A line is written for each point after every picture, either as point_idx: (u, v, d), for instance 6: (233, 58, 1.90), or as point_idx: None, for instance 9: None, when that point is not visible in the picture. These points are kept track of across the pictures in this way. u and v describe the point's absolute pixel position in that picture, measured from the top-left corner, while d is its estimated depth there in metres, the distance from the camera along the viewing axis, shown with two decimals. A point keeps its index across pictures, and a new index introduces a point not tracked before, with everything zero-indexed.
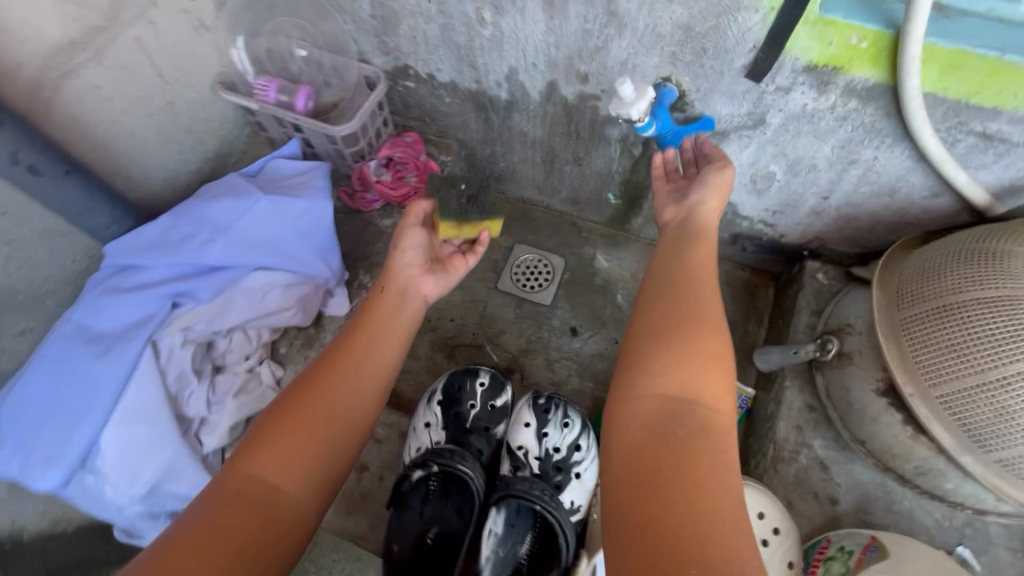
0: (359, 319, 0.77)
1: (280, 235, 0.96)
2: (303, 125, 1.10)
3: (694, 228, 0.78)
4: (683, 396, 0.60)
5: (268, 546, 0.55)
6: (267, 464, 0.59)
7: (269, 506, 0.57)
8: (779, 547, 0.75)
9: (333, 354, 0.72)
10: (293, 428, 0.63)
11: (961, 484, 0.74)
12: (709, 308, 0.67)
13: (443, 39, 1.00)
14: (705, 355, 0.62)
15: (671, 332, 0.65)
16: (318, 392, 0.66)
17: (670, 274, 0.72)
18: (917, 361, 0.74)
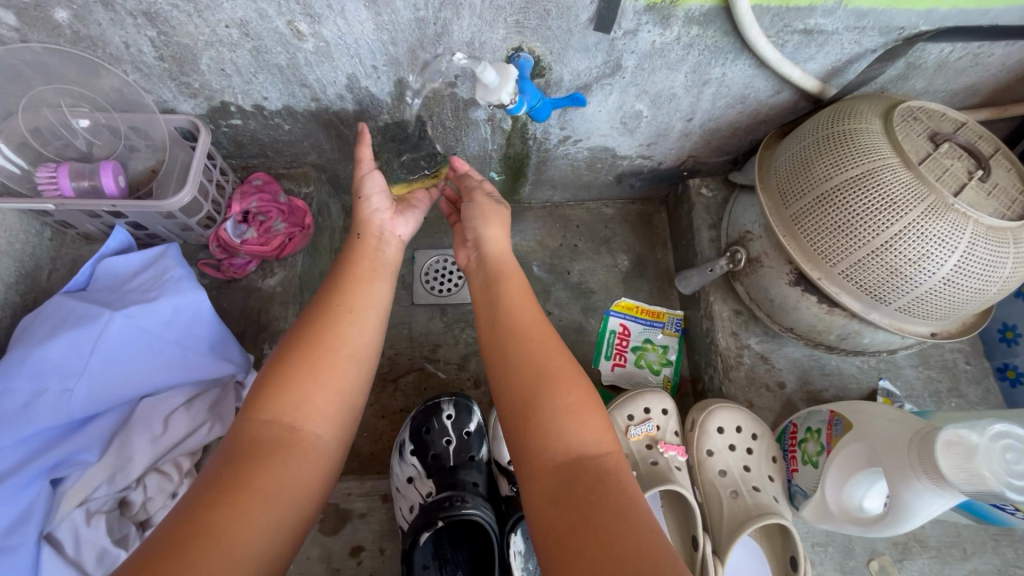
0: (347, 264, 0.79)
1: (155, 348, 0.78)
2: (124, 210, 0.90)
3: (495, 266, 0.80)
4: (576, 447, 0.60)
5: (295, 479, 0.59)
6: (291, 406, 0.63)
7: (290, 443, 0.61)
8: (761, 450, 0.84)
9: (329, 298, 0.74)
10: (308, 363, 0.67)
11: (875, 336, 0.87)
12: (552, 355, 0.68)
13: (257, 64, 0.85)
14: (576, 405, 0.63)
15: (535, 396, 0.64)
16: (328, 327, 0.71)
17: (505, 324, 0.72)
18: (814, 248, 0.83)
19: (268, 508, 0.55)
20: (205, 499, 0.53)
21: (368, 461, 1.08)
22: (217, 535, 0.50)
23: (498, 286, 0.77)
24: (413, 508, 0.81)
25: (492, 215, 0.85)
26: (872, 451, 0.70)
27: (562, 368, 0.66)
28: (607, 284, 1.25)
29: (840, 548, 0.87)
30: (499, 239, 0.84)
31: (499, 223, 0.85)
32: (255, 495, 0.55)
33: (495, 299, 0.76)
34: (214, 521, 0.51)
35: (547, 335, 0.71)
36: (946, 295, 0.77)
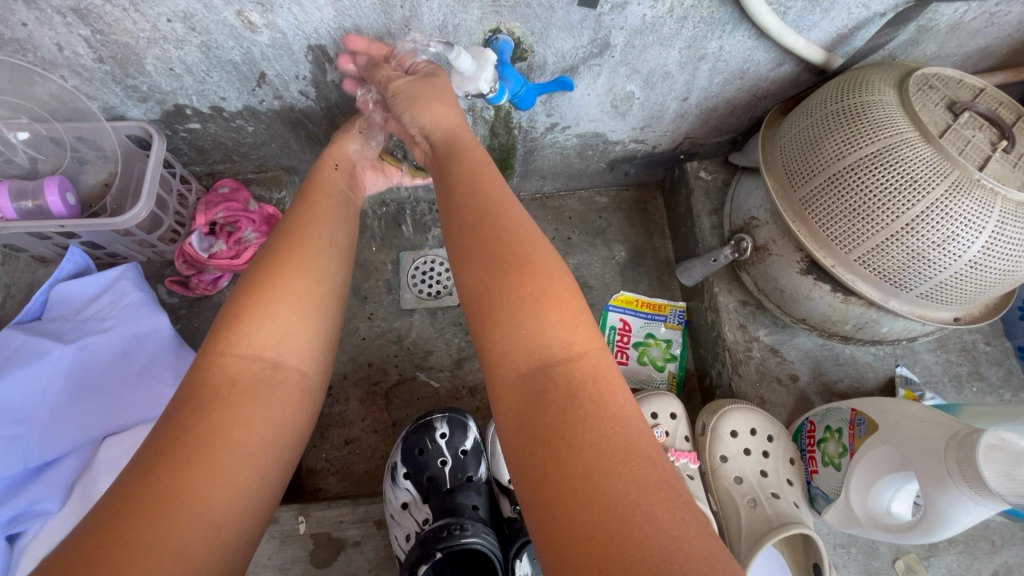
0: (313, 197, 0.73)
1: (115, 379, 0.73)
2: (77, 229, 0.82)
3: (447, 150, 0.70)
4: (545, 344, 0.50)
5: (277, 421, 0.53)
6: (258, 335, 0.55)
7: (270, 384, 0.54)
8: (777, 451, 0.79)
9: (298, 223, 0.66)
10: (263, 286, 0.58)
11: (894, 324, 0.81)
12: (506, 227, 0.58)
13: (210, 62, 0.77)
14: (530, 296, 0.52)
15: (493, 290, 0.54)
16: (288, 246, 0.62)
17: (459, 211, 0.62)
18: (827, 233, 0.77)
19: (250, 457, 0.49)
20: (172, 449, 0.46)
21: (363, 480, 1.02)
22: (193, 495, 0.44)
23: (451, 166, 0.67)
24: (410, 537, 0.75)
25: (427, 98, 0.72)
26: (901, 455, 0.64)
27: (525, 251, 0.55)
28: (605, 277, 1.18)
29: (863, 550, 0.82)
30: (443, 117, 0.72)
31: (442, 100, 0.73)
32: (228, 445, 0.48)
33: (460, 183, 0.64)
34: (185, 477, 0.45)
35: (504, 209, 0.60)
36: (973, 277, 0.71)
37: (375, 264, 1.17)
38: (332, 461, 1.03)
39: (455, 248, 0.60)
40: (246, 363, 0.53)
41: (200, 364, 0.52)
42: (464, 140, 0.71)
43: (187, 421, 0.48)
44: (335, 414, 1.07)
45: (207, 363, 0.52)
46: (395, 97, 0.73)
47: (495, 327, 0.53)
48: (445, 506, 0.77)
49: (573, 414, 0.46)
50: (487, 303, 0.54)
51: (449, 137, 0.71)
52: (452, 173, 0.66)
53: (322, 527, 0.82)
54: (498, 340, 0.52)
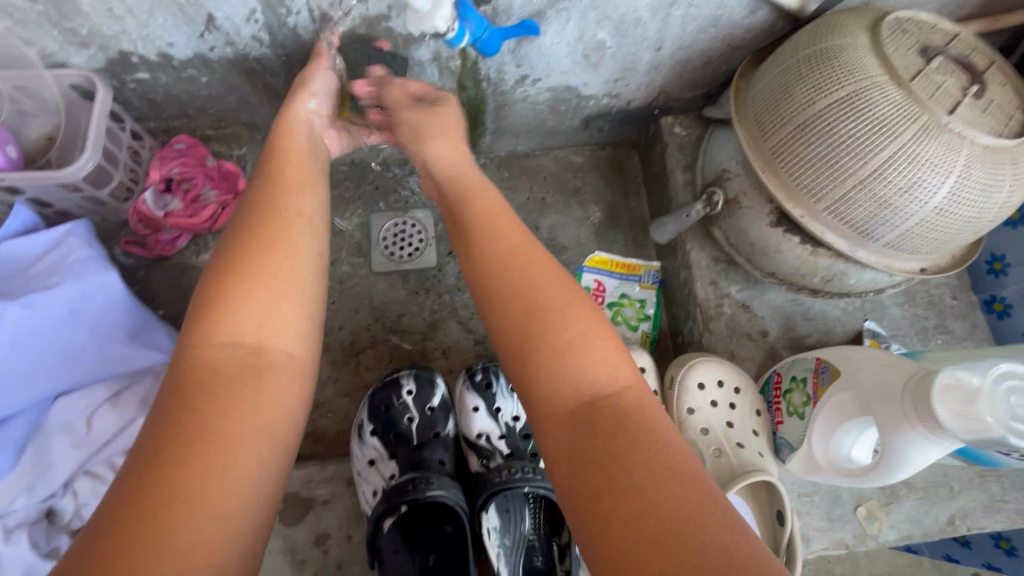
0: (280, 160, 0.67)
1: (65, 338, 0.70)
2: (18, 183, 0.78)
3: (457, 184, 0.73)
4: (595, 380, 0.53)
5: (273, 405, 0.52)
6: (242, 325, 0.54)
7: (257, 369, 0.52)
8: (743, 403, 0.79)
9: (270, 188, 0.63)
10: (253, 271, 0.56)
11: (862, 276, 0.80)
12: (534, 272, 0.60)
13: (151, 2, 0.73)
14: (572, 338, 0.55)
15: (534, 334, 0.56)
16: (271, 228, 0.59)
17: (478, 244, 0.64)
18: (797, 182, 0.75)
19: (249, 445, 0.48)
20: (166, 448, 0.45)
21: (337, 443, 1.02)
22: (192, 494, 0.44)
23: (464, 203, 0.69)
24: (377, 492, 0.76)
25: (434, 128, 0.75)
26: (861, 397, 0.65)
27: (562, 297, 0.58)
28: (580, 238, 1.17)
29: (826, 497, 0.84)
30: (449, 157, 0.76)
31: (450, 138, 0.76)
32: (223, 441, 0.47)
33: (469, 219, 0.67)
34: (177, 470, 0.44)
35: (530, 249, 0.62)
36: (940, 225, 0.71)
37: (344, 226, 1.14)
38: (305, 424, 1.03)
39: (478, 284, 0.62)
40: (228, 353, 0.52)
41: (177, 357, 0.51)
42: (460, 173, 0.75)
43: (175, 416, 0.47)
44: None
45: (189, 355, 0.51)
46: (405, 126, 0.77)
47: (538, 367, 0.55)
48: (412, 461, 0.77)
49: (623, 446, 0.49)
50: (526, 345, 0.56)
51: (454, 173, 0.75)
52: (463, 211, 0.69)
53: (290, 486, 0.82)
54: (543, 376, 0.54)
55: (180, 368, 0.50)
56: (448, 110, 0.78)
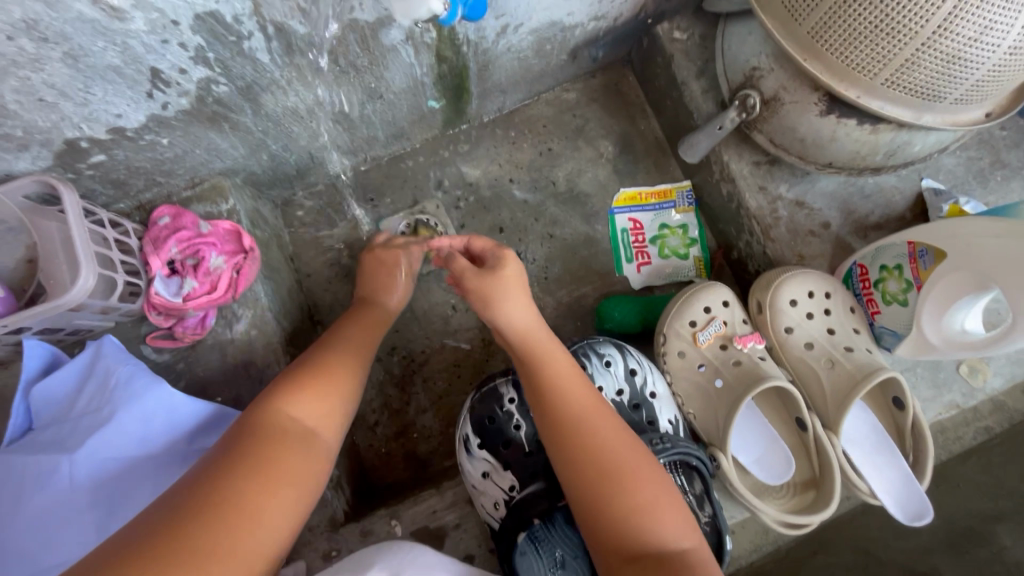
0: (364, 313, 0.80)
1: (147, 469, 0.66)
2: (25, 322, 0.70)
3: (523, 344, 0.69)
4: (657, 539, 0.54)
5: (312, 474, 0.57)
6: (317, 413, 0.62)
7: (308, 444, 0.59)
8: (837, 305, 0.79)
9: (338, 332, 0.74)
10: (331, 382, 0.65)
11: (927, 140, 0.75)
12: (608, 436, 0.61)
13: (84, 75, 0.61)
14: (643, 501, 0.56)
15: (608, 484, 0.57)
16: (346, 357, 0.69)
17: (551, 408, 0.63)
18: (847, 61, 0.69)
19: (289, 494, 0.54)
20: (242, 475, 0.52)
21: (433, 460, 1.00)
22: (256, 516, 0.51)
23: (536, 360, 0.67)
24: (498, 503, 0.75)
25: (501, 297, 0.72)
26: (976, 273, 0.63)
27: (630, 457, 0.59)
28: (600, 179, 1.10)
29: (928, 366, 0.86)
30: (519, 310, 0.71)
31: (516, 296, 0.72)
32: (286, 481, 0.54)
33: (545, 380, 0.65)
34: (249, 502, 0.51)
35: (597, 409, 0.63)
36: (1012, 63, 0.65)
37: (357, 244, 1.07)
38: (394, 452, 1.00)
39: (562, 466, 0.60)
40: (293, 425, 0.59)
41: (260, 414, 0.58)
42: (528, 328, 0.70)
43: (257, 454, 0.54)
44: (379, 408, 1.02)
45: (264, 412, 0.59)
46: (472, 299, 0.75)
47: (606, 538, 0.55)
48: (527, 471, 0.78)
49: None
50: (603, 489, 0.57)
51: (522, 330, 0.70)
52: (531, 367, 0.67)
53: (419, 523, 0.81)
54: (607, 526, 0.56)
55: (255, 423, 0.57)
56: (509, 269, 0.74)
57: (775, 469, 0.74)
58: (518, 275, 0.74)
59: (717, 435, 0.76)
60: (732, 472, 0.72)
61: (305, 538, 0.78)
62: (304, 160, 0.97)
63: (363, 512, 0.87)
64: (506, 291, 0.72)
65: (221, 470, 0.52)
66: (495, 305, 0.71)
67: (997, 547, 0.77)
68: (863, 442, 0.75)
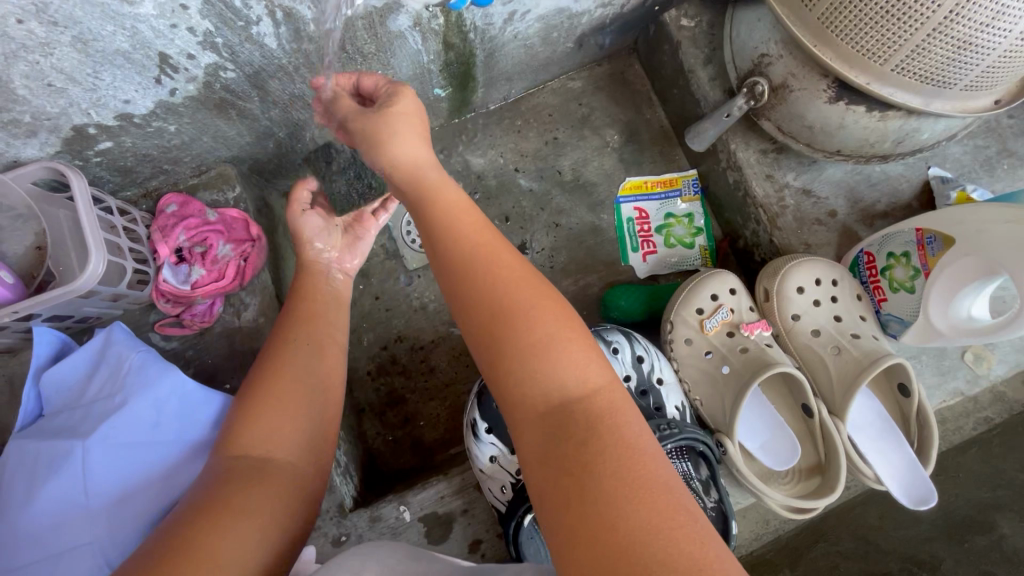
0: (305, 302, 0.76)
1: (158, 454, 0.66)
2: (35, 308, 0.70)
3: (416, 184, 0.64)
4: (563, 384, 0.50)
5: (272, 499, 0.55)
6: (259, 437, 0.60)
7: (260, 471, 0.57)
8: (844, 293, 0.80)
9: (283, 332, 0.71)
10: (275, 400, 0.63)
11: (935, 127, 0.75)
12: (500, 272, 0.55)
13: (93, 60, 0.61)
14: (537, 340, 0.51)
15: (499, 329, 0.52)
16: (293, 369, 0.67)
17: (445, 242, 0.58)
18: (856, 47, 0.69)
19: (250, 521, 0.52)
20: (189, 516, 0.51)
21: (439, 448, 1.00)
22: (211, 549, 0.48)
23: (425, 201, 0.62)
24: (505, 487, 0.77)
25: (386, 128, 0.64)
26: (984, 259, 0.63)
27: (526, 292, 0.54)
28: (606, 169, 1.10)
29: (933, 354, 0.86)
30: (413, 148, 0.65)
31: (406, 129, 0.65)
32: (237, 511, 0.52)
33: (438, 216, 0.60)
34: (197, 538, 0.48)
35: (493, 249, 0.57)
36: (1022, 50, 0.65)
37: None
38: (400, 439, 1.01)
39: (472, 334, 0.55)
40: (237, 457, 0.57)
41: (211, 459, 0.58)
42: (416, 166, 0.65)
43: (203, 495, 0.52)
44: (385, 396, 1.02)
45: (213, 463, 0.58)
46: (358, 136, 0.68)
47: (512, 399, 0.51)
48: None
49: (585, 439, 0.46)
50: (496, 335, 0.52)
51: (414, 171, 0.64)
52: (421, 211, 0.62)
53: (426, 509, 0.82)
54: (513, 378, 0.51)
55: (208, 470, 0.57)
56: (401, 103, 0.66)
57: (781, 455, 0.75)
58: (410, 108, 0.66)
59: (724, 421, 0.77)
60: (738, 457, 0.73)
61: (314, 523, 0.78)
62: (310, 149, 0.97)
63: (372, 497, 0.88)
64: (404, 131, 0.65)
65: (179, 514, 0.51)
66: (384, 144, 0.65)
67: (997, 536, 0.77)
68: (868, 427, 0.75)
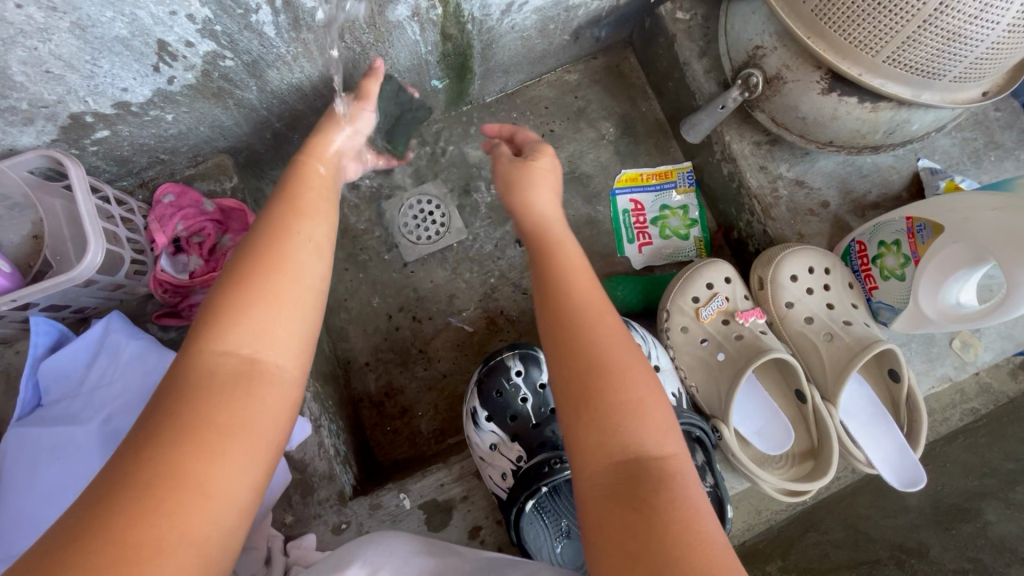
0: (301, 190, 0.65)
1: None
2: (31, 298, 0.70)
3: (543, 238, 0.67)
4: (643, 444, 0.49)
5: (261, 409, 0.49)
6: (247, 337, 0.51)
7: (250, 379, 0.49)
8: (837, 281, 0.81)
9: (278, 216, 0.60)
10: (267, 293, 0.53)
11: (925, 119, 0.77)
12: (604, 330, 0.56)
13: (91, 47, 0.61)
14: (629, 400, 0.51)
15: (591, 377, 0.52)
16: (290, 257, 0.57)
17: (554, 293, 0.60)
18: (849, 39, 0.70)
19: (238, 445, 0.46)
20: (170, 433, 0.44)
21: (437, 438, 1.01)
22: (199, 481, 0.43)
23: (551, 256, 0.64)
24: (505, 474, 0.77)
25: (532, 180, 0.73)
26: (970, 247, 0.65)
27: (625, 355, 0.54)
28: (602, 161, 1.11)
29: (922, 341, 0.88)
30: (545, 208, 0.70)
31: (543, 187, 0.73)
32: (226, 430, 0.46)
33: (555, 271, 0.62)
34: (186, 466, 0.43)
35: (604, 310, 0.58)
36: (1009, 41, 0.66)
37: (361, 225, 1.07)
38: (399, 430, 1.01)
39: (557, 370, 0.55)
40: (223, 360, 0.49)
41: (181, 360, 0.49)
42: (545, 224, 0.68)
43: (184, 416, 0.45)
44: (383, 387, 1.03)
45: (188, 360, 0.49)
46: (500, 182, 0.76)
47: (588, 444, 0.50)
48: (534, 443, 0.80)
49: (653, 500, 0.45)
50: (589, 381, 0.52)
51: (541, 225, 0.69)
52: (542, 262, 0.64)
53: (426, 496, 0.83)
54: (592, 427, 0.50)
55: (181, 370, 0.48)
56: (540, 165, 0.74)
57: (775, 439, 0.77)
58: (547, 169, 0.74)
59: (719, 407, 0.78)
60: (732, 442, 0.74)
61: (314, 512, 0.79)
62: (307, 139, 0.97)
63: (371, 487, 0.88)
64: (540, 185, 0.72)
65: (148, 430, 0.44)
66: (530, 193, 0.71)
67: (982, 522, 0.80)
68: (860, 412, 0.77)
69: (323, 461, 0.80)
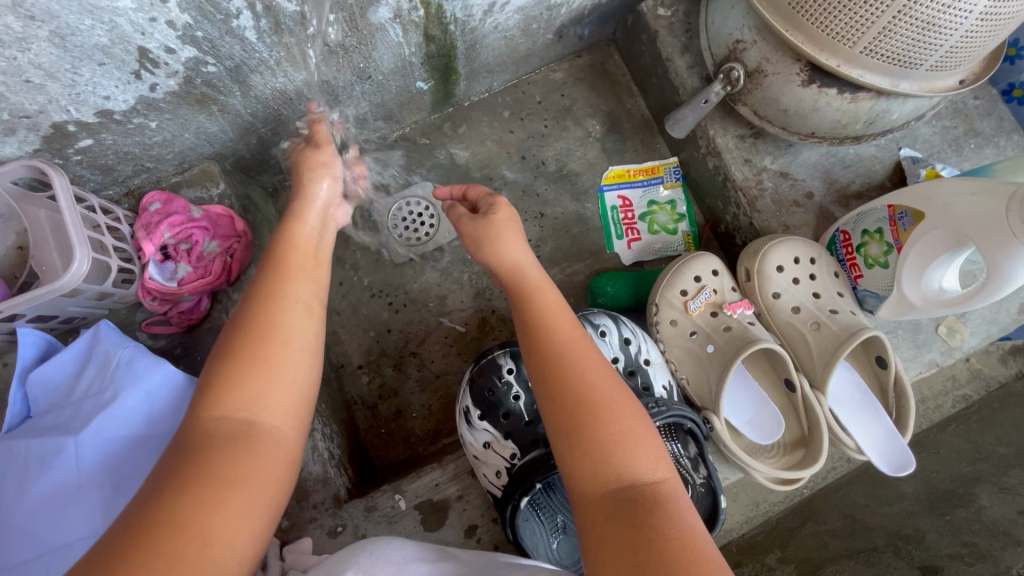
0: (292, 250, 0.65)
1: (152, 449, 0.67)
2: (18, 308, 0.69)
3: (516, 287, 0.67)
4: (635, 474, 0.52)
5: (262, 467, 0.50)
6: (245, 401, 0.53)
7: (248, 440, 0.51)
8: (822, 271, 0.82)
9: (272, 278, 0.61)
10: (262, 358, 0.55)
11: (904, 108, 0.78)
12: (586, 366, 0.58)
13: (71, 55, 0.61)
14: (619, 433, 0.54)
15: (579, 414, 0.55)
16: (285, 319, 0.58)
17: (536, 335, 0.61)
18: (827, 31, 0.71)
19: (239, 501, 0.48)
20: (173, 491, 0.46)
21: (431, 438, 1.01)
22: (199, 530, 0.44)
23: (530, 297, 0.65)
24: (500, 472, 0.77)
25: (499, 233, 0.70)
26: (952, 232, 0.66)
27: (610, 389, 0.57)
28: (589, 159, 1.11)
29: (908, 329, 0.89)
30: (515, 247, 0.69)
31: (514, 236, 0.70)
32: (229, 488, 0.48)
33: (538, 311, 0.63)
34: (187, 519, 0.44)
35: (586, 348, 0.61)
36: (984, 29, 0.67)
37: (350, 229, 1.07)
38: (394, 432, 1.01)
39: (551, 407, 0.57)
40: (222, 423, 0.51)
41: (186, 425, 0.51)
42: (524, 262, 0.69)
43: (184, 474, 0.47)
44: (377, 389, 1.03)
45: (189, 423, 0.51)
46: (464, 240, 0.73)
47: (589, 472, 0.52)
48: (528, 441, 0.80)
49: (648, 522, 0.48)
50: (580, 419, 0.55)
51: (515, 267, 0.68)
52: (523, 301, 0.65)
53: (421, 497, 0.83)
54: (591, 458, 0.53)
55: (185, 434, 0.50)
56: (502, 214, 0.72)
57: (765, 429, 0.77)
58: (509, 220, 0.71)
59: (710, 398, 0.79)
60: (723, 432, 0.75)
61: (309, 515, 0.79)
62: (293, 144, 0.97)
63: (366, 489, 0.88)
64: (511, 227, 0.71)
65: (157, 488, 0.46)
66: (499, 242, 0.69)
67: (976, 507, 0.79)
68: (848, 399, 0.78)
69: (317, 464, 0.81)
